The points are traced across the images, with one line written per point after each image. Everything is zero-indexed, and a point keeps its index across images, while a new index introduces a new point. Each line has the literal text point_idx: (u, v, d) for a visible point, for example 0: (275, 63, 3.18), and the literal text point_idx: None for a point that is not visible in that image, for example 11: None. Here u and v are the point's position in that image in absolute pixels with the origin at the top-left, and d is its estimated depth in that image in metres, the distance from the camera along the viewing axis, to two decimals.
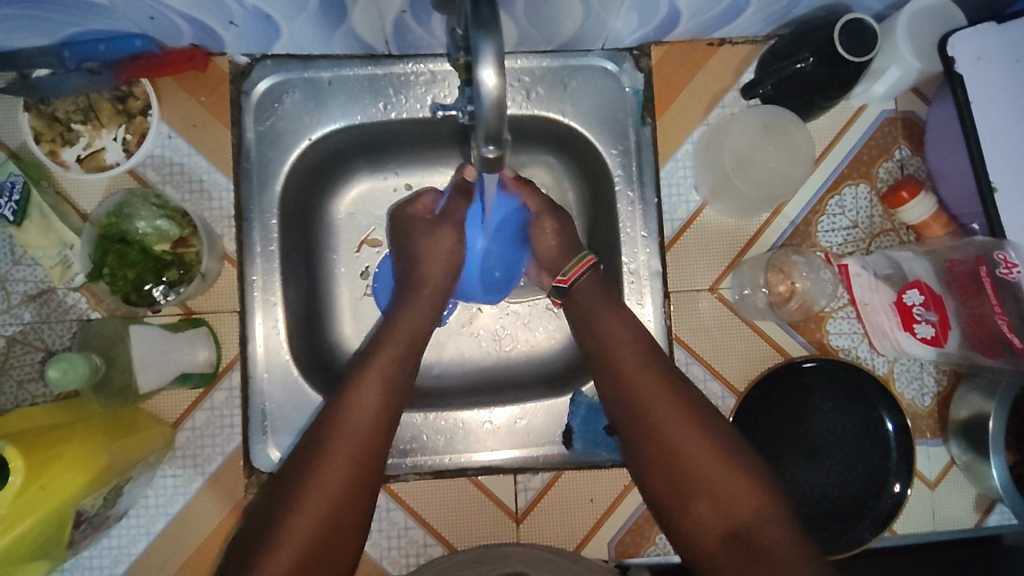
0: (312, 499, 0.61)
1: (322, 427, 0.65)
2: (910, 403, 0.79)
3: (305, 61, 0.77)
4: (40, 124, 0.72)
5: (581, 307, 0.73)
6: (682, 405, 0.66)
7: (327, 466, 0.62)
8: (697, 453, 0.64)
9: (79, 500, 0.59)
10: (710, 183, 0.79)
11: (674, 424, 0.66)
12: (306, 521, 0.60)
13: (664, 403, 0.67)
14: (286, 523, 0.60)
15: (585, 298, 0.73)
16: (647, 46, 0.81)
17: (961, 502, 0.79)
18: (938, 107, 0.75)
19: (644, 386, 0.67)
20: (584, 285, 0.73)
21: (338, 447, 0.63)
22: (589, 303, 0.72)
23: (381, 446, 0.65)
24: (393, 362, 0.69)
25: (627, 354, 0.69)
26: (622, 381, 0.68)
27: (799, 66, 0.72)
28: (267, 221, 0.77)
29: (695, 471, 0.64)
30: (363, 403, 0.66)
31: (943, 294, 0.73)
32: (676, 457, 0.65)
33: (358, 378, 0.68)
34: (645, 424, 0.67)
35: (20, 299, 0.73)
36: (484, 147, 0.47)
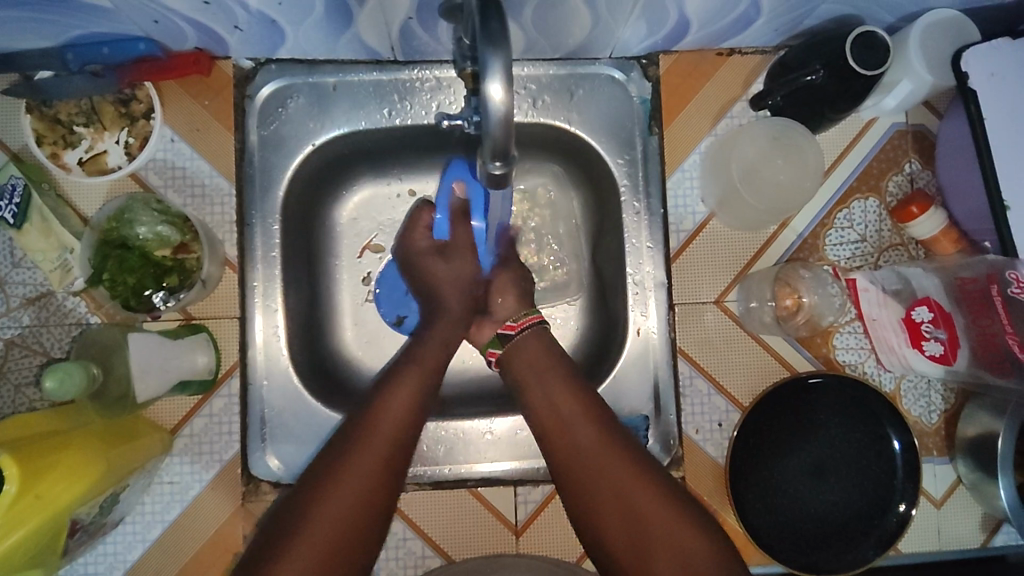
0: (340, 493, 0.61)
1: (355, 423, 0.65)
2: (917, 420, 0.78)
3: (310, 66, 0.76)
4: (41, 126, 0.72)
5: (519, 365, 0.71)
6: (610, 445, 0.65)
7: (357, 457, 0.63)
8: (633, 490, 0.62)
9: (75, 509, 0.59)
10: (717, 194, 0.78)
11: (605, 461, 0.64)
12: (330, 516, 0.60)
13: (601, 455, 0.64)
14: (313, 516, 0.60)
15: (525, 352, 0.72)
16: (655, 54, 0.80)
17: (967, 521, 0.78)
18: (950, 122, 0.74)
19: (581, 441, 0.65)
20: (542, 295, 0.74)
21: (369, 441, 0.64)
22: (531, 355, 0.71)
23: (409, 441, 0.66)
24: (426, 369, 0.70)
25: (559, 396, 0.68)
26: (557, 437, 0.66)
27: (809, 79, 0.71)
28: (269, 227, 0.76)
29: (635, 510, 0.62)
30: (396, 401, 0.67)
31: (952, 311, 0.71)
32: (613, 494, 0.63)
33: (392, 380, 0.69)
34: (577, 467, 0.64)
35: (19, 302, 0.72)
36: (491, 161, 0.46)
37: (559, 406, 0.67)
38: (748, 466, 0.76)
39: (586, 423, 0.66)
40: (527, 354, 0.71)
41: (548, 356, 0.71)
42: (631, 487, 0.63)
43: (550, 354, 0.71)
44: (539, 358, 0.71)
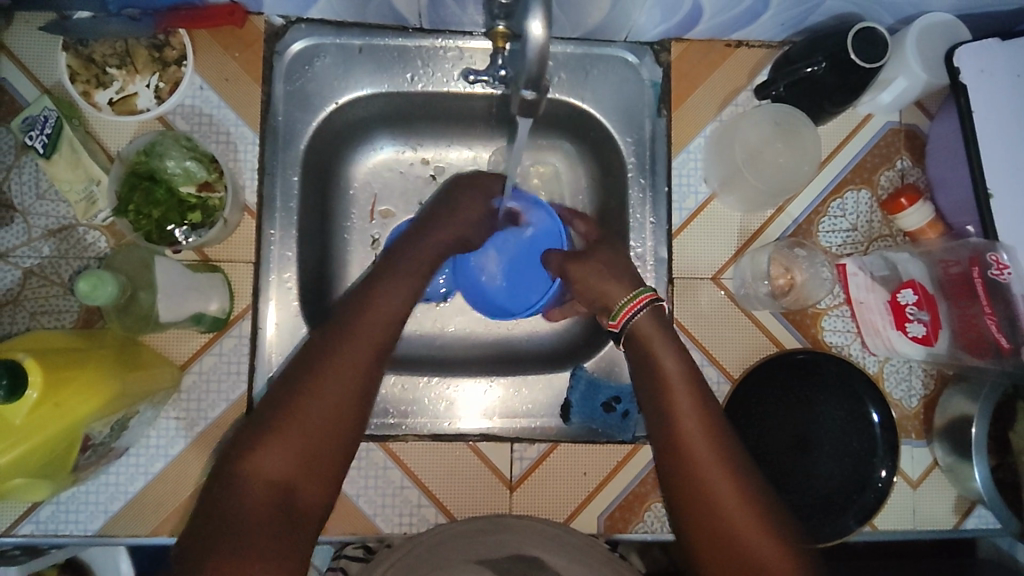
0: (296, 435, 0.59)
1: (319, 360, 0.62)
2: (898, 403, 0.82)
3: (337, 28, 0.79)
4: (76, 63, 0.74)
5: (642, 344, 0.69)
6: (713, 437, 0.63)
7: (316, 400, 0.60)
8: (717, 479, 0.61)
9: (90, 424, 0.61)
10: (720, 175, 0.82)
11: (704, 454, 0.62)
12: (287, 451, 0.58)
13: (703, 445, 0.62)
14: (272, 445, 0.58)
15: (645, 335, 0.69)
16: (668, 41, 0.84)
17: (941, 502, 0.81)
18: (941, 120, 0.79)
19: (690, 428, 0.63)
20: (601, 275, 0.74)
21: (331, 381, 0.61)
22: (643, 342, 0.69)
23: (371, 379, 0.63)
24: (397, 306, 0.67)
25: (673, 377, 0.66)
26: (671, 417, 0.65)
27: (810, 69, 0.76)
28: (288, 178, 0.79)
29: (720, 509, 0.60)
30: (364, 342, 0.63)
31: (936, 295, 0.77)
32: (697, 480, 0.62)
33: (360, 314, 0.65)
34: (673, 448, 0.63)
35: (41, 233, 0.74)
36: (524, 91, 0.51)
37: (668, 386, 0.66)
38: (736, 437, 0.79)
39: (697, 409, 0.64)
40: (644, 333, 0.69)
41: (668, 350, 0.68)
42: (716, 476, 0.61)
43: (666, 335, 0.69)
44: (658, 336, 0.69)
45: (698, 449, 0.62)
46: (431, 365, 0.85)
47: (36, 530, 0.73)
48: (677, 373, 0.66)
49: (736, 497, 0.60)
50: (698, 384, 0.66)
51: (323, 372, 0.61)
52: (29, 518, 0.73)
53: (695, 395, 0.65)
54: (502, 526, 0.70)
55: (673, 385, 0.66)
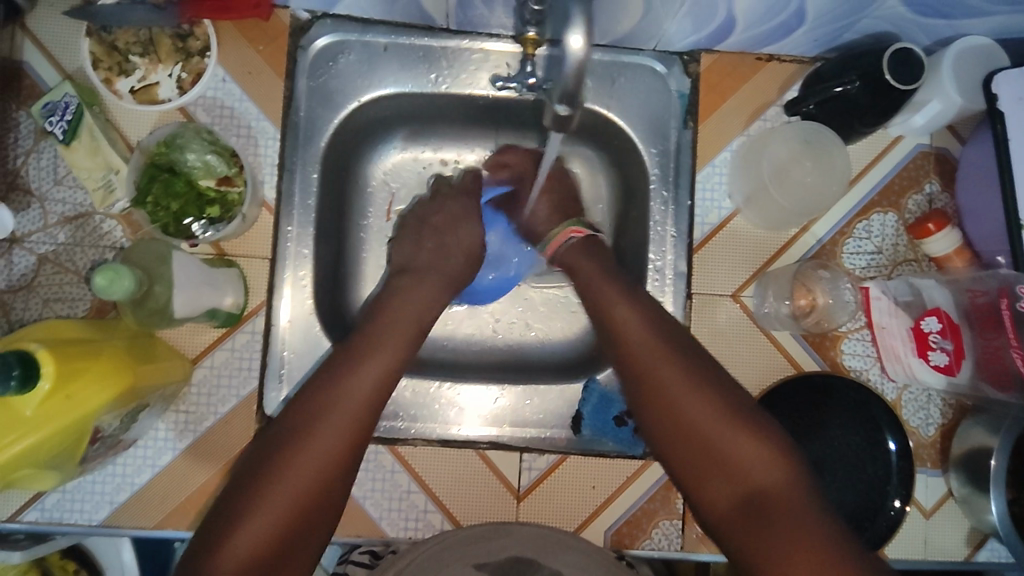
0: (277, 498, 0.57)
1: (301, 420, 0.61)
2: (915, 431, 0.80)
3: (363, 24, 0.78)
4: (99, 50, 0.72)
5: (590, 276, 0.74)
6: (667, 355, 0.66)
7: (308, 441, 0.59)
8: (698, 417, 0.62)
9: (100, 416, 0.61)
10: (744, 191, 0.81)
11: (662, 374, 0.65)
12: (270, 518, 0.56)
13: (662, 362, 0.65)
14: (258, 511, 0.56)
15: (591, 269, 0.75)
16: (697, 52, 0.82)
17: (954, 533, 0.80)
18: (974, 145, 0.77)
19: (646, 349, 0.67)
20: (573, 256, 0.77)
21: (313, 441, 0.59)
22: (588, 266, 0.75)
23: (359, 439, 0.62)
24: (387, 360, 0.65)
25: (639, 341, 0.67)
26: (624, 345, 0.68)
27: (842, 88, 0.73)
28: (308, 175, 0.78)
29: (689, 424, 0.63)
30: (348, 394, 0.62)
31: (960, 324, 0.74)
32: (704, 444, 0.62)
33: (349, 367, 0.64)
34: (673, 422, 0.63)
35: (57, 220, 0.73)
36: (559, 104, 0.51)
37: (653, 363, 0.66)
38: None
39: (650, 335, 0.67)
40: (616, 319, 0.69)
41: (610, 283, 0.72)
42: (728, 440, 0.61)
43: (639, 312, 0.69)
44: (630, 315, 0.69)
45: (657, 368, 0.65)
46: (441, 368, 0.85)
47: (41, 518, 0.72)
48: (626, 306, 0.70)
49: (754, 450, 0.60)
50: (677, 352, 0.66)
51: (309, 424, 0.60)
52: (35, 505, 0.72)
53: (648, 324, 0.68)
54: (503, 534, 0.69)
55: (623, 318, 0.69)
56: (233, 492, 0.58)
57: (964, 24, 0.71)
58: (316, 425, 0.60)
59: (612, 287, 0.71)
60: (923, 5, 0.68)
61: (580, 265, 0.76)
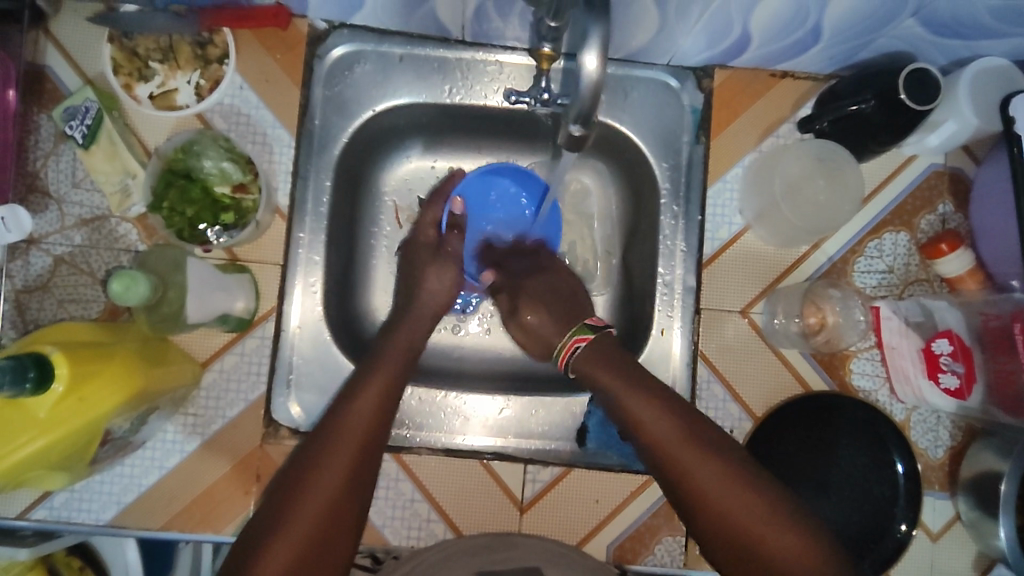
0: (292, 527, 0.56)
1: (316, 445, 0.61)
2: (923, 452, 0.80)
3: (379, 35, 0.79)
4: (121, 56, 0.74)
5: (592, 359, 0.71)
6: (670, 422, 0.64)
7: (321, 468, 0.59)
8: (712, 492, 0.61)
9: (111, 419, 0.62)
10: (756, 207, 0.81)
11: (665, 445, 0.63)
12: (296, 537, 0.56)
13: (667, 431, 0.64)
14: (284, 525, 0.56)
15: (594, 350, 0.72)
16: (711, 67, 0.82)
17: (960, 558, 0.79)
18: (989, 167, 0.77)
19: (652, 422, 0.65)
20: (588, 360, 0.71)
21: (331, 456, 0.60)
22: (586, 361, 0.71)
23: (375, 447, 0.63)
24: (386, 375, 0.67)
25: (643, 415, 0.65)
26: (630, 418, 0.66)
27: (856, 107, 0.73)
28: (321, 182, 0.79)
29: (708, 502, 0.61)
30: (358, 410, 0.64)
31: (972, 347, 0.74)
32: (745, 542, 0.59)
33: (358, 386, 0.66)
34: (712, 520, 0.61)
35: (74, 222, 0.75)
36: (573, 122, 0.51)
37: (682, 472, 0.62)
38: None
39: (656, 405, 0.66)
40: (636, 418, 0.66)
41: (616, 368, 0.69)
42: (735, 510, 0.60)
43: (651, 395, 0.66)
44: (652, 413, 0.65)
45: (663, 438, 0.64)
46: (446, 376, 0.84)
47: (49, 517, 0.74)
48: (631, 385, 0.67)
49: (790, 541, 0.58)
50: (686, 426, 0.64)
51: (319, 454, 0.60)
52: (44, 503, 0.74)
53: (652, 395, 0.66)
54: (511, 544, 0.70)
55: (629, 396, 0.67)
56: (258, 520, 0.58)
57: (980, 45, 0.71)
58: (333, 444, 0.61)
59: (614, 376, 0.68)
60: (939, 26, 0.67)
61: (596, 368, 0.70)
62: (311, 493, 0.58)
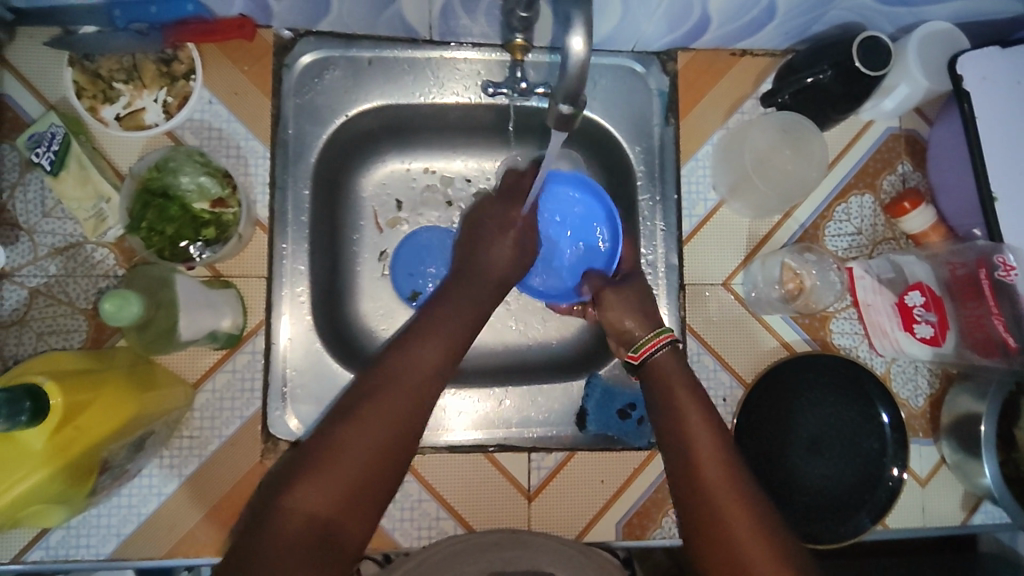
0: (332, 472, 0.57)
1: (370, 386, 0.62)
2: (905, 402, 0.83)
3: (347, 40, 0.79)
4: (83, 79, 0.73)
5: (661, 373, 0.69)
6: (720, 449, 0.63)
7: (371, 409, 0.60)
8: (741, 529, 0.58)
9: (107, 446, 0.61)
10: (729, 181, 0.83)
11: (707, 467, 0.62)
12: (327, 487, 0.56)
13: (714, 459, 0.62)
14: (279, 522, 0.55)
15: (666, 366, 0.69)
16: (674, 51, 0.85)
17: (949, 499, 0.83)
18: (942, 125, 0.80)
19: (700, 433, 0.64)
20: (663, 370, 0.69)
21: (333, 462, 0.57)
22: (664, 378, 0.68)
23: (430, 396, 0.62)
24: (452, 324, 0.67)
25: (695, 430, 0.64)
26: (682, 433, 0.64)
27: (814, 79, 0.76)
28: (300, 192, 0.79)
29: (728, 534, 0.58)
30: (373, 420, 0.59)
31: (943, 296, 0.78)
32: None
33: (372, 397, 0.60)
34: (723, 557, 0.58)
35: (47, 252, 0.73)
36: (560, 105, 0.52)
37: (700, 460, 0.62)
38: (751, 440, 0.80)
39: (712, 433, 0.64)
40: (679, 406, 0.66)
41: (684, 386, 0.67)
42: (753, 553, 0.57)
43: (708, 418, 0.65)
44: (702, 425, 0.64)
45: (709, 465, 0.62)
46: None
47: (47, 557, 0.71)
48: (693, 406, 0.66)
49: None
50: (732, 460, 0.62)
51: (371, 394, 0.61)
52: (39, 544, 0.71)
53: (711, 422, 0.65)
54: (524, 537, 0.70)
55: (691, 419, 0.65)
56: (260, 514, 0.57)
57: (924, 10, 0.75)
58: (388, 386, 0.61)
59: (682, 390, 0.67)
60: None
61: (667, 370, 0.69)
62: (327, 470, 0.57)
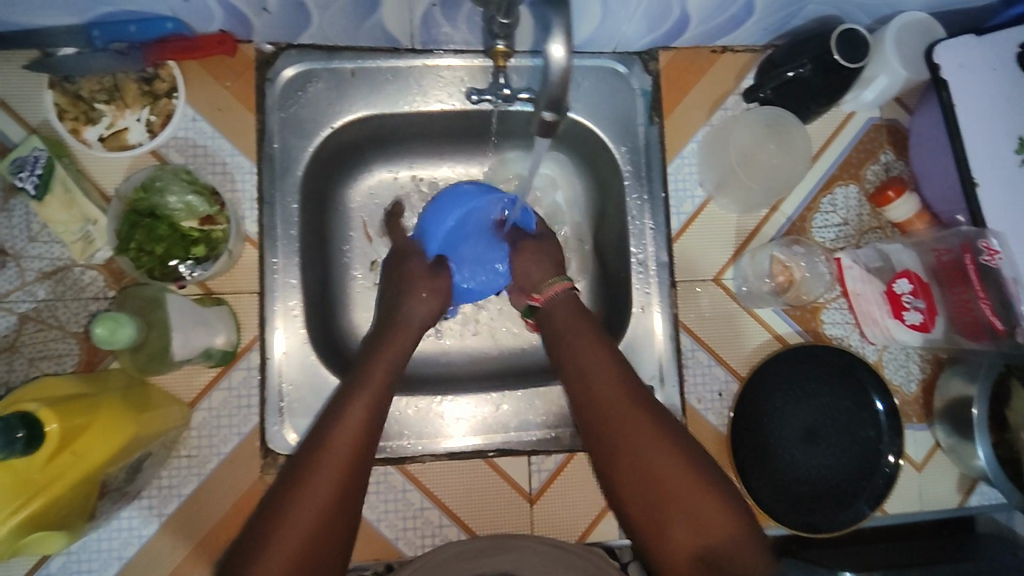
0: (290, 531, 0.55)
1: (312, 437, 0.61)
2: (898, 388, 0.84)
3: (329, 52, 0.79)
4: (64, 101, 0.73)
5: (565, 326, 0.70)
6: (623, 385, 0.64)
7: (324, 460, 0.58)
8: (656, 460, 0.60)
9: (106, 470, 0.60)
10: (715, 178, 0.84)
11: (611, 406, 0.63)
12: (287, 549, 0.54)
13: (620, 398, 0.63)
14: (264, 555, 0.54)
15: (565, 315, 0.71)
16: (655, 50, 0.85)
17: (945, 483, 0.84)
18: (922, 114, 0.82)
19: (604, 376, 0.65)
20: (557, 316, 0.71)
21: (314, 479, 0.57)
22: (566, 318, 0.71)
23: (372, 439, 0.62)
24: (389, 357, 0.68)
25: (600, 378, 0.65)
26: (586, 380, 0.65)
27: (793, 73, 0.77)
28: (288, 206, 0.77)
29: (646, 465, 0.60)
30: (345, 429, 0.61)
31: (930, 282, 0.79)
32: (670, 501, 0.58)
33: (339, 408, 0.62)
34: (645, 490, 0.59)
35: (35, 276, 0.72)
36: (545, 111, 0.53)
37: (616, 419, 0.62)
38: (748, 433, 0.81)
39: (616, 374, 0.65)
40: (579, 361, 0.67)
41: (585, 331, 0.69)
42: (677, 478, 0.59)
43: (607, 355, 0.67)
44: (600, 367, 0.65)
45: (614, 404, 0.63)
46: (438, 383, 0.85)
47: None
48: (593, 352, 0.67)
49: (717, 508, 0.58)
50: (635, 395, 0.64)
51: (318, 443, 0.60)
52: (40, 570, 0.71)
53: (613, 365, 0.66)
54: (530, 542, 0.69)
55: (592, 364, 0.66)
56: (239, 551, 0.55)
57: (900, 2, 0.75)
58: (334, 430, 0.60)
59: (585, 337, 0.68)
60: None
61: (562, 326, 0.70)
62: (285, 532, 0.54)
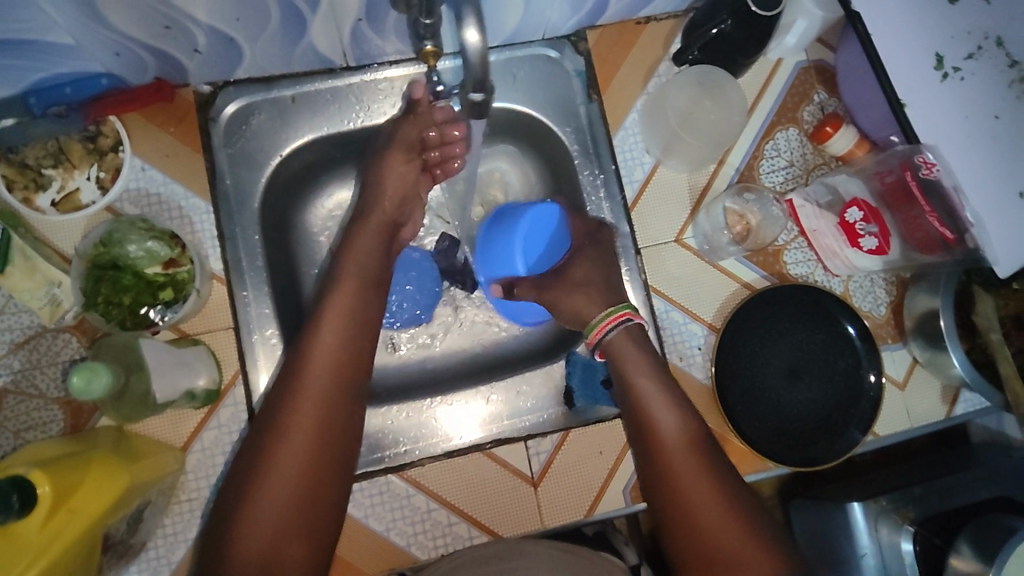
0: (270, 492, 0.59)
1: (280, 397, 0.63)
2: (869, 314, 0.87)
3: (266, 83, 0.80)
4: (11, 172, 0.73)
5: (619, 358, 0.72)
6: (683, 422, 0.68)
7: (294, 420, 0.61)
8: (696, 492, 0.63)
9: (105, 522, 0.61)
10: (659, 143, 0.86)
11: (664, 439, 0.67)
12: (276, 503, 0.59)
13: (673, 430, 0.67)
14: (246, 518, 0.58)
15: (620, 347, 0.72)
16: (582, 31, 0.87)
17: (929, 397, 0.86)
18: (845, 50, 0.85)
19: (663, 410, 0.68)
20: (617, 351, 0.72)
21: (255, 510, 0.58)
22: (619, 357, 0.72)
23: (333, 420, 0.63)
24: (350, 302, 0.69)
25: (659, 411, 0.68)
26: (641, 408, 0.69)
27: (717, 29, 0.80)
28: (250, 238, 0.79)
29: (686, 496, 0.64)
30: (275, 487, 0.59)
31: (879, 207, 0.83)
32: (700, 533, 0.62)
33: (297, 371, 0.64)
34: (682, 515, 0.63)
35: (8, 348, 0.72)
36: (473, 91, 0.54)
37: (666, 451, 0.66)
38: (734, 382, 0.83)
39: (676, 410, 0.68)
40: (650, 410, 0.69)
41: (640, 363, 0.71)
42: (708, 513, 0.62)
43: (665, 392, 0.69)
44: (659, 402, 0.69)
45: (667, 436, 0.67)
46: (426, 387, 0.86)
47: None
48: (653, 388, 0.69)
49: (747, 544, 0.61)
50: (690, 433, 0.67)
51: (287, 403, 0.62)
52: None
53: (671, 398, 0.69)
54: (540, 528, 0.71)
55: (648, 396, 0.69)
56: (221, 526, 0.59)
57: None
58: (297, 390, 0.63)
59: (641, 371, 0.70)
60: None
61: (626, 357, 0.72)
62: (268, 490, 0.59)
